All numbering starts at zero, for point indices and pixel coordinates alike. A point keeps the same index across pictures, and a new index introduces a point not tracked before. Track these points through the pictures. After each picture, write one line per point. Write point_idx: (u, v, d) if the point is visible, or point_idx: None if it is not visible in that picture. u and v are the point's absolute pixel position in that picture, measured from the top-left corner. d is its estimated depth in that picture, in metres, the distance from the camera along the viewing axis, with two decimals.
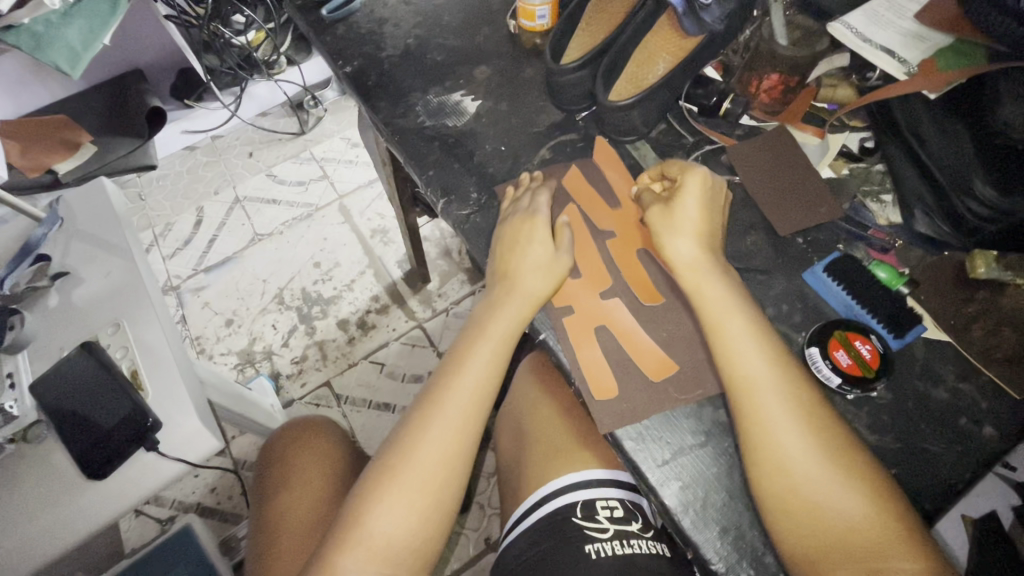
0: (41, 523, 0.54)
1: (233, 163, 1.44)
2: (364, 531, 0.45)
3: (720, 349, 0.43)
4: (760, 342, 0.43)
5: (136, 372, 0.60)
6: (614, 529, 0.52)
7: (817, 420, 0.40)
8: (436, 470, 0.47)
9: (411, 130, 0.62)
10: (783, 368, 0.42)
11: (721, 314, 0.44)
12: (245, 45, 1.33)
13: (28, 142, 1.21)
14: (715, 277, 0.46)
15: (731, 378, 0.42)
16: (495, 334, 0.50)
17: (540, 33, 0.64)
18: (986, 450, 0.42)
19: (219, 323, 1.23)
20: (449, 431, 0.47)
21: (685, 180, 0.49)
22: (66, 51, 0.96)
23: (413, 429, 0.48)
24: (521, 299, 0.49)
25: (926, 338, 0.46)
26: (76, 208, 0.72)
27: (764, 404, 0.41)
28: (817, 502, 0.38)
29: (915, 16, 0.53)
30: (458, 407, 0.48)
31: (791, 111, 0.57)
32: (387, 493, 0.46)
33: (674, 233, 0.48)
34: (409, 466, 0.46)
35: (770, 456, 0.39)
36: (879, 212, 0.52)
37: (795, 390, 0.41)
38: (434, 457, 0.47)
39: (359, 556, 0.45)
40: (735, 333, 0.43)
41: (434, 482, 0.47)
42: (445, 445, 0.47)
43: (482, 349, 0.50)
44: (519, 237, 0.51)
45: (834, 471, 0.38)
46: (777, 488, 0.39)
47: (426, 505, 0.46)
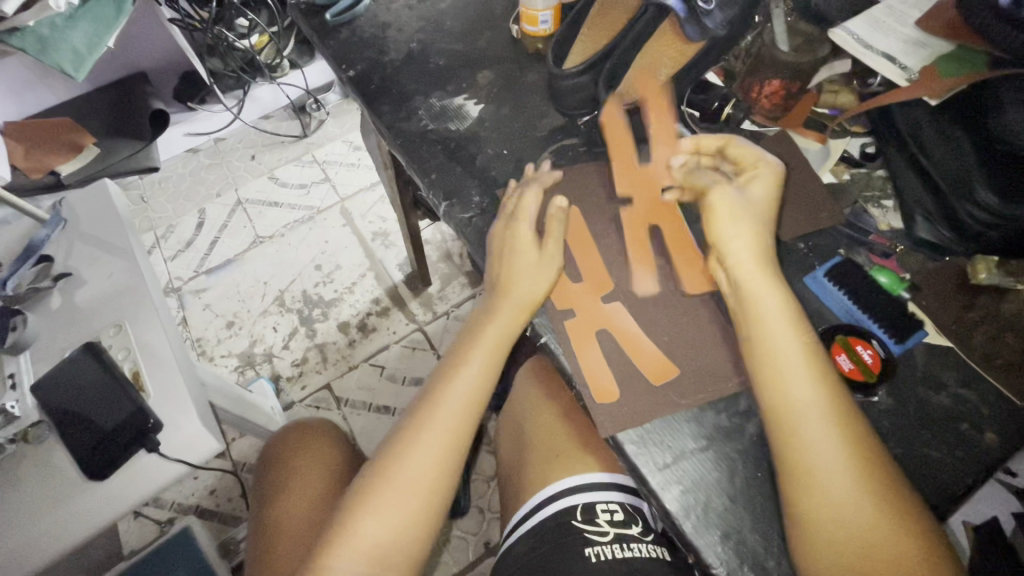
0: (40, 524, 0.54)
1: (236, 166, 1.44)
2: (356, 530, 0.45)
3: (765, 357, 0.43)
4: (806, 356, 0.42)
5: (137, 373, 0.60)
6: (614, 533, 0.52)
7: (859, 443, 0.39)
8: (430, 473, 0.47)
9: (413, 133, 0.63)
10: (829, 389, 0.41)
11: (770, 328, 0.43)
12: (250, 48, 1.34)
13: (33, 143, 1.22)
14: (769, 283, 0.45)
15: (772, 395, 0.42)
16: (489, 338, 0.50)
17: (543, 38, 0.65)
18: (987, 456, 0.42)
19: (219, 325, 1.23)
20: (442, 434, 0.48)
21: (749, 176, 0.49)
22: (70, 53, 0.97)
23: (408, 430, 0.48)
24: (514, 303, 0.50)
25: (929, 343, 0.46)
26: (79, 209, 0.73)
27: (802, 418, 0.40)
28: (852, 528, 0.37)
29: (917, 23, 0.53)
30: (453, 409, 0.48)
31: (792, 117, 0.58)
32: (380, 493, 0.46)
33: (729, 230, 0.47)
34: (401, 467, 0.47)
35: (807, 478, 0.38)
36: (881, 218, 0.52)
37: (840, 411, 0.40)
38: (428, 460, 0.47)
39: (348, 557, 0.45)
40: (782, 349, 0.42)
41: (427, 484, 0.47)
42: (439, 448, 0.47)
43: (477, 353, 0.50)
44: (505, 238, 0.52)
45: (871, 497, 0.37)
46: (810, 507, 0.38)
47: (417, 509, 0.46)
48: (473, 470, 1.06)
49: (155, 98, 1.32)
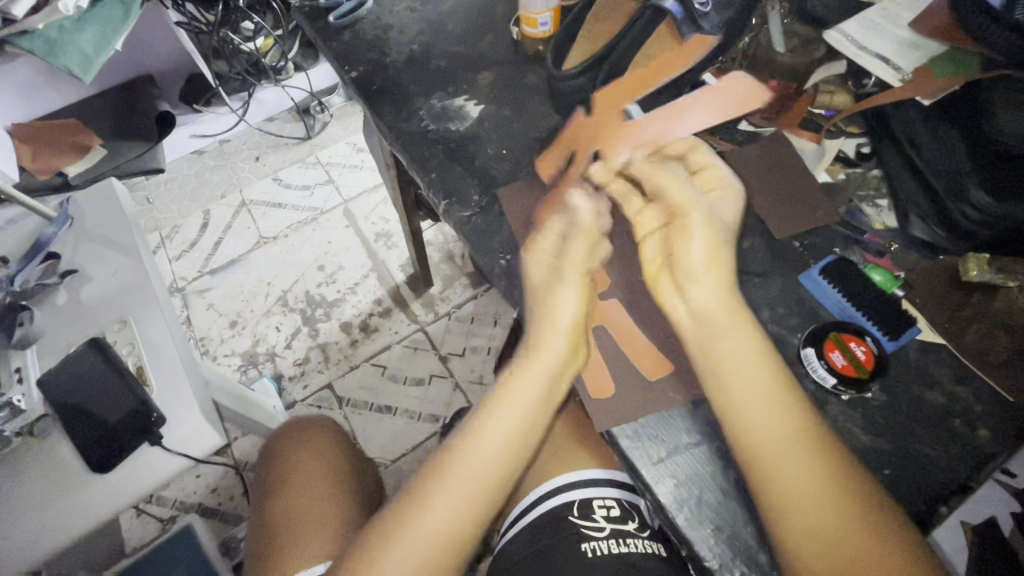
0: (44, 516, 0.55)
1: (240, 167, 1.46)
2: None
3: (714, 363, 0.43)
4: (756, 359, 0.42)
5: (142, 368, 0.61)
6: (610, 528, 0.53)
7: (832, 465, 0.39)
8: (451, 527, 0.43)
9: (414, 134, 0.64)
10: (795, 412, 0.41)
11: (730, 355, 0.43)
12: (254, 51, 1.35)
13: (38, 145, 1.23)
14: (727, 305, 0.44)
15: (727, 406, 0.42)
16: (522, 392, 0.46)
17: (543, 40, 0.67)
18: (979, 453, 0.43)
19: (223, 324, 1.24)
20: (467, 486, 0.44)
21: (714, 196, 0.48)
22: (78, 56, 0.98)
23: (432, 477, 0.45)
24: (546, 358, 0.46)
25: (920, 340, 0.47)
26: (86, 209, 0.74)
27: (755, 421, 0.41)
28: (832, 552, 0.37)
29: (910, 25, 0.54)
30: (479, 460, 0.45)
31: (788, 118, 0.58)
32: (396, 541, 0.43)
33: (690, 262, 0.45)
34: (421, 518, 0.43)
35: (780, 502, 0.38)
36: (876, 217, 0.53)
37: (808, 432, 0.40)
38: (450, 512, 0.44)
39: (406, 553, 0.43)
40: (734, 360, 0.42)
41: (447, 539, 0.43)
42: (463, 499, 0.44)
43: (508, 403, 0.46)
44: (552, 286, 0.48)
45: (848, 519, 0.37)
46: (773, 505, 0.39)
47: (434, 565, 0.43)
48: None
49: (162, 101, 1.34)
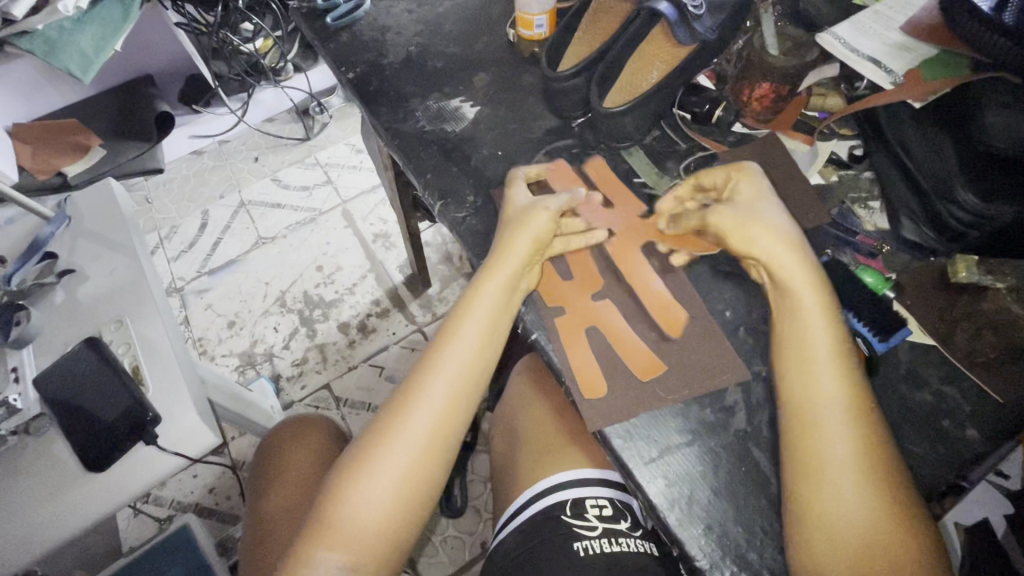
0: (38, 513, 0.55)
1: (239, 167, 1.46)
2: (362, 483, 0.45)
3: (794, 338, 0.44)
4: (835, 346, 0.43)
5: (138, 368, 0.61)
6: (602, 528, 0.53)
7: (874, 446, 0.40)
8: (432, 428, 0.46)
9: (410, 134, 0.64)
10: (853, 390, 0.41)
11: (805, 329, 0.43)
12: (254, 52, 1.35)
13: (40, 145, 1.24)
14: (810, 284, 0.44)
15: (793, 379, 0.43)
16: (488, 296, 0.49)
17: (538, 42, 0.67)
18: (967, 452, 0.43)
19: (221, 325, 1.24)
20: (446, 390, 0.47)
21: (738, 182, 0.50)
22: (78, 57, 0.98)
23: (414, 386, 0.48)
24: (511, 265, 0.49)
25: (910, 341, 0.47)
26: (82, 207, 0.74)
27: (818, 400, 0.41)
28: (854, 525, 0.38)
29: (901, 28, 0.54)
30: (455, 364, 0.48)
31: (782, 119, 0.59)
32: (384, 446, 0.46)
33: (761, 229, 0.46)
34: (406, 423, 0.46)
35: (818, 478, 0.39)
36: (867, 218, 0.53)
37: (859, 412, 0.41)
38: (432, 414, 0.46)
39: (374, 487, 0.45)
40: (812, 338, 0.43)
41: (431, 440, 0.46)
42: (443, 402, 0.47)
43: (476, 309, 0.49)
44: (517, 217, 0.51)
45: (875, 496, 0.38)
46: (813, 481, 0.39)
47: (419, 464, 0.46)
48: (468, 470, 1.07)
49: (161, 101, 1.34)
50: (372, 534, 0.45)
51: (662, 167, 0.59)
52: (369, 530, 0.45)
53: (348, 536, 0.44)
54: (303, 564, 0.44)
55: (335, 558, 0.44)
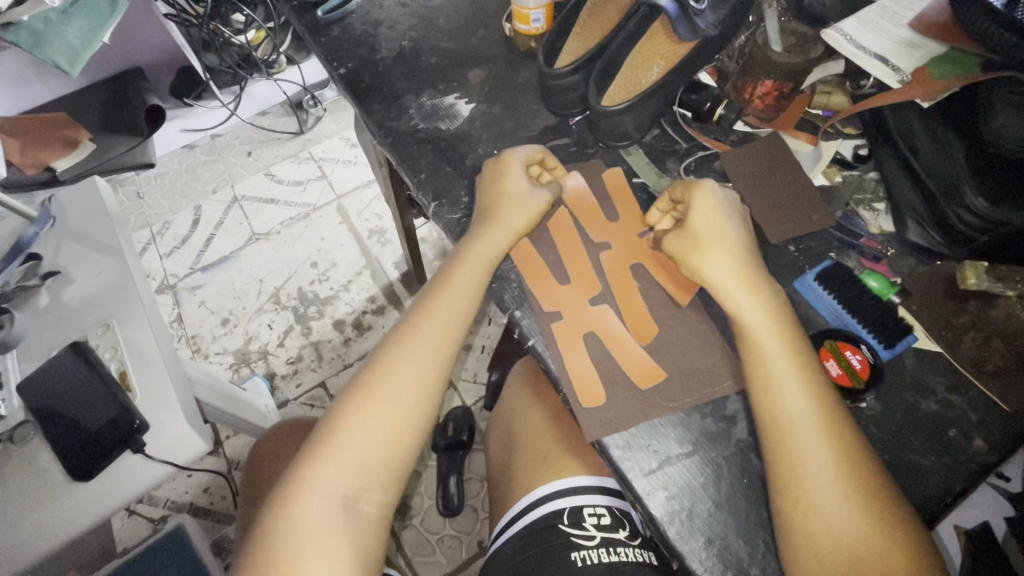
0: (24, 524, 0.54)
1: (232, 162, 1.44)
2: (344, 436, 0.46)
3: (749, 346, 0.44)
4: (787, 346, 0.43)
5: (125, 373, 0.60)
6: (601, 537, 0.52)
7: (855, 459, 0.39)
8: (422, 373, 0.48)
9: (403, 132, 0.62)
10: (818, 395, 0.41)
11: (767, 348, 0.43)
12: (245, 44, 1.32)
13: (27, 140, 1.20)
14: (757, 294, 0.45)
15: (762, 390, 0.42)
16: (476, 260, 0.50)
17: (535, 37, 0.65)
18: (974, 462, 0.42)
19: (215, 321, 1.23)
20: (435, 339, 0.49)
21: (692, 198, 0.49)
22: (64, 49, 0.96)
23: (402, 337, 0.49)
24: (498, 234, 0.51)
25: (917, 348, 0.46)
26: (68, 207, 0.72)
27: (788, 405, 0.41)
28: (840, 542, 0.37)
29: (909, 24, 0.52)
30: (436, 328, 0.49)
31: (786, 117, 0.58)
32: (377, 387, 0.47)
33: (705, 252, 0.47)
34: (388, 382, 0.47)
35: (794, 486, 0.39)
36: (872, 220, 0.52)
37: (834, 425, 0.40)
38: (422, 360, 0.48)
39: (356, 440, 0.46)
40: (768, 341, 0.43)
41: (421, 385, 0.48)
42: (432, 350, 0.49)
43: (464, 270, 0.50)
44: (501, 199, 0.52)
45: (860, 511, 0.37)
46: (792, 492, 0.39)
47: (410, 406, 0.47)
48: (465, 469, 1.06)
49: (151, 95, 1.31)
50: (365, 467, 0.46)
51: (662, 167, 0.58)
52: (352, 481, 0.46)
53: (342, 468, 0.45)
54: (296, 501, 0.44)
55: (330, 490, 0.45)
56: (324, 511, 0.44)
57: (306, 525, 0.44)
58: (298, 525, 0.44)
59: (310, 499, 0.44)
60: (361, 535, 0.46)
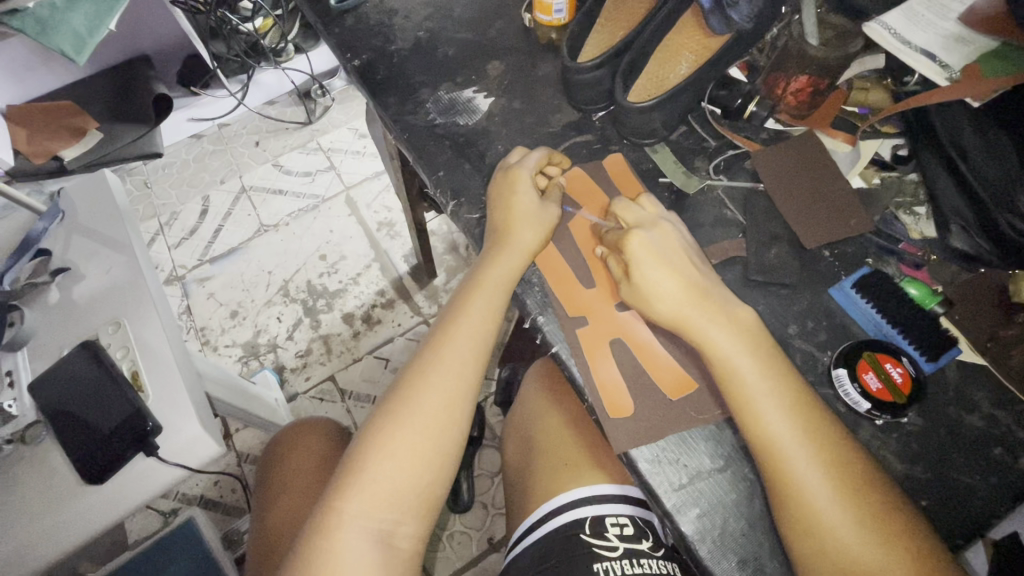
0: (38, 525, 0.53)
1: (240, 152, 1.42)
2: (373, 466, 0.45)
3: (722, 373, 0.41)
4: (766, 369, 0.41)
5: (137, 374, 0.59)
6: (624, 548, 0.51)
7: (849, 472, 0.38)
8: (448, 396, 0.47)
9: (420, 127, 0.60)
10: (807, 414, 0.40)
11: (740, 368, 0.41)
12: (253, 32, 1.30)
13: (35, 129, 1.20)
14: (713, 320, 0.43)
15: (748, 419, 0.40)
16: (492, 280, 0.49)
17: (557, 27, 0.62)
18: (1022, 482, 0.40)
19: (224, 314, 1.22)
20: (457, 363, 0.48)
21: (628, 245, 0.46)
22: (71, 36, 0.94)
23: (423, 363, 0.48)
24: (513, 252, 0.49)
25: (960, 361, 0.44)
26: (77, 200, 0.70)
27: (776, 430, 0.39)
28: (847, 557, 0.36)
29: (958, 18, 0.49)
30: (458, 351, 0.48)
31: (819, 115, 0.55)
32: (403, 415, 0.46)
33: (650, 299, 0.44)
34: (414, 408, 0.46)
35: (799, 514, 0.37)
36: (912, 225, 0.50)
37: (826, 444, 0.38)
38: (446, 383, 0.47)
39: (385, 470, 0.45)
40: (743, 371, 0.41)
41: (446, 411, 0.47)
42: (454, 374, 0.47)
43: (483, 292, 0.49)
44: (510, 217, 0.50)
45: (862, 525, 0.36)
46: (799, 519, 0.37)
47: (438, 430, 0.46)
48: (476, 466, 1.05)
49: (158, 83, 1.29)
50: (395, 499, 0.45)
51: (690, 165, 0.56)
52: (385, 514, 0.44)
53: (375, 501, 0.44)
54: (330, 537, 0.43)
55: (364, 522, 0.44)
56: (361, 544, 0.43)
57: (342, 561, 0.42)
58: (336, 562, 0.42)
59: (344, 532, 0.43)
60: (397, 568, 0.44)
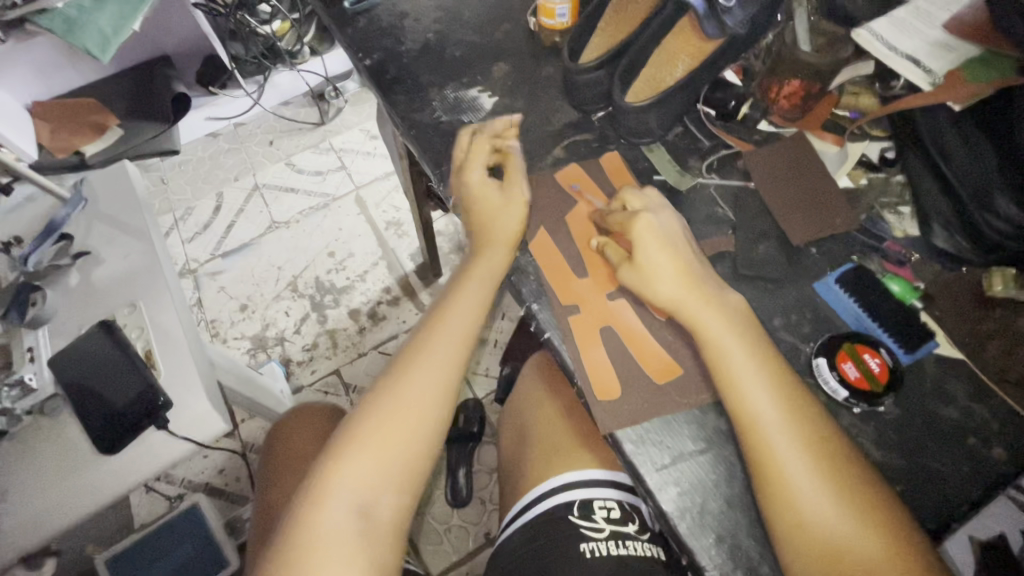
0: (55, 492, 0.56)
1: (254, 151, 1.46)
2: (365, 441, 0.47)
3: (712, 354, 0.43)
4: (753, 351, 0.43)
5: (150, 352, 0.61)
6: (610, 530, 0.53)
7: (826, 449, 0.39)
8: (439, 375, 0.50)
9: (427, 124, 0.63)
10: (789, 395, 0.41)
11: (728, 351, 0.43)
12: (271, 35, 1.35)
13: (58, 125, 1.25)
14: (710, 305, 0.44)
15: (733, 397, 0.42)
16: (483, 273, 0.52)
17: (560, 31, 0.65)
18: (994, 472, 0.42)
19: (234, 307, 1.25)
20: (447, 349, 0.51)
21: (633, 229, 0.48)
22: (97, 36, 0.98)
23: (415, 348, 0.51)
24: (499, 243, 0.52)
25: (939, 355, 0.46)
26: (99, 188, 0.73)
27: (760, 408, 0.41)
28: (822, 530, 0.37)
29: (944, 26, 0.51)
30: (449, 337, 0.51)
31: (810, 118, 0.57)
32: (395, 395, 0.48)
33: (651, 280, 0.46)
34: (405, 388, 0.49)
35: (777, 488, 0.39)
36: (897, 224, 0.51)
37: (807, 424, 0.40)
38: (436, 367, 0.50)
39: (375, 446, 0.47)
40: (731, 352, 0.43)
41: (435, 394, 0.49)
42: (444, 360, 0.50)
43: (473, 285, 0.52)
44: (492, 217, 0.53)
45: (838, 500, 0.38)
46: (777, 493, 0.39)
47: (429, 404, 0.49)
48: (475, 461, 1.07)
49: (178, 82, 1.34)
50: (383, 474, 0.47)
51: (685, 165, 0.58)
52: (373, 487, 0.47)
53: (364, 475, 0.47)
54: (319, 506, 0.45)
55: (352, 495, 0.46)
56: (347, 511, 0.45)
57: (326, 525, 0.45)
58: (322, 531, 0.45)
59: (332, 504, 0.45)
60: (381, 541, 0.47)
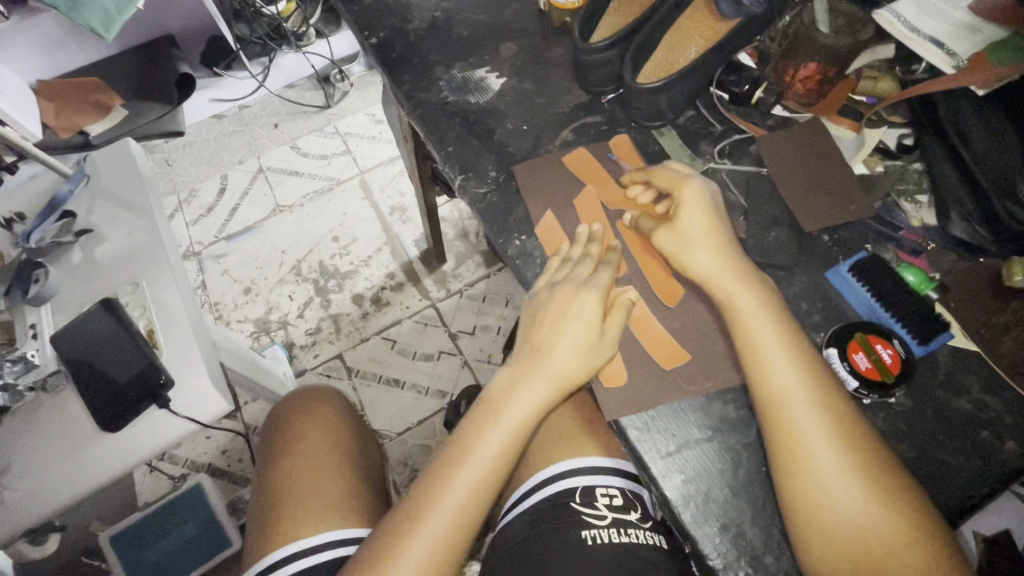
0: (55, 470, 0.56)
1: (259, 133, 1.44)
2: (410, 538, 0.46)
3: (738, 326, 0.43)
4: (778, 327, 0.42)
5: (151, 330, 0.61)
6: (612, 517, 0.53)
7: (848, 428, 0.39)
8: (447, 534, 0.46)
9: (433, 105, 0.61)
10: (812, 373, 0.41)
11: (753, 326, 0.43)
12: (276, 15, 1.35)
13: (63, 103, 1.25)
14: (747, 282, 0.44)
15: (757, 372, 0.41)
16: (554, 356, 0.47)
17: (570, 11, 0.63)
18: (1007, 467, 0.41)
19: (237, 290, 1.25)
20: (501, 441, 0.47)
21: (682, 194, 0.48)
22: (100, 13, 0.97)
23: (469, 434, 0.48)
24: (547, 377, 0.47)
25: (952, 347, 0.45)
26: (101, 165, 0.72)
27: (785, 384, 0.40)
28: (842, 511, 0.37)
29: (969, 7, 0.49)
30: (506, 427, 0.47)
31: (826, 103, 0.56)
32: (444, 487, 0.47)
33: (693, 245, 0.46)
34: (454, 481, 0.47)
35: (796, 467, 0.38)
36: (914, 213, 0.50)
37: (830, 402, 0.40)
38: (486, 460, 0.47)
39: (419, 544, 0.45)
40: (759, 327, 0.42)
41: (480, 487, 0.47)
42: (495, 453, 0.47)
43: (540, 368, 0.47)
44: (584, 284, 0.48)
45: (860, 480, 0.37)
46: (797, 471, 0.38)
47: (433, 569, 0.45)
48: None
49: (182, 62, 1.31)
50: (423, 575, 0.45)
51: (696, 149, 0.56)
52: None
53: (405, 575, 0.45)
54: None
55: None
56: None
57: None
58: None
59: None
60: None
